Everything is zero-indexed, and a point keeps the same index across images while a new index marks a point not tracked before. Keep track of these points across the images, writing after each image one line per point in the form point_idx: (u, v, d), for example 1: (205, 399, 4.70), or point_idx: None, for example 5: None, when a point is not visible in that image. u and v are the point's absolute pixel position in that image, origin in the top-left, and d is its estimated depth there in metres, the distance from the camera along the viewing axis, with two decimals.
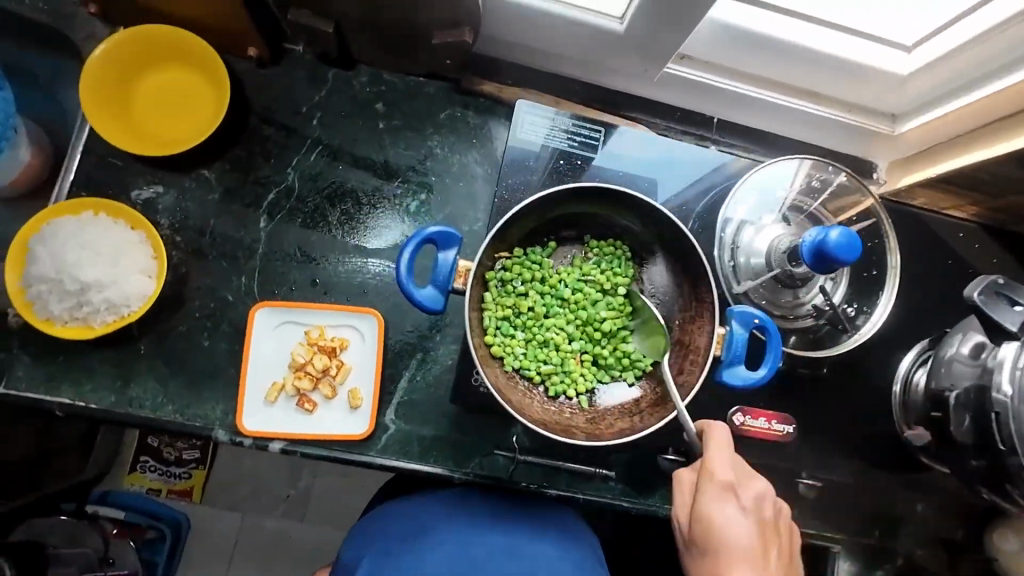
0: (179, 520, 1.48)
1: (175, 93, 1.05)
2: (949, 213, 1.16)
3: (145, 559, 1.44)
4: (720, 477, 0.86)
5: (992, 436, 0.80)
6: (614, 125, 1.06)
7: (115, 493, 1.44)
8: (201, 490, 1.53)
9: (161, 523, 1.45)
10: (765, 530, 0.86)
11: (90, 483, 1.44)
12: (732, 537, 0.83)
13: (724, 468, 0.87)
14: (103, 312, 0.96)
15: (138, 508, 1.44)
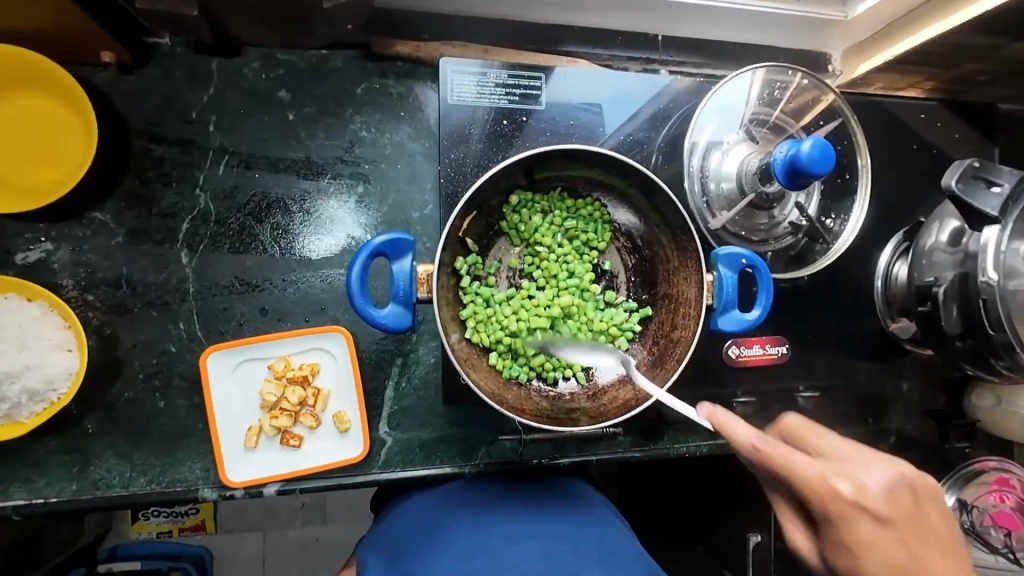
0: (202, 555, 1.42)
1: (30, 127, 0.86)
2: (908, 93, 1.12)
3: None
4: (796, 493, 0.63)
5: (980, 321, 0.81)
6: (554, 67, 0.94)
7: (124, 547, 1.38)
8: (213, 521, 1.45)
9: (183, 560, 1.38)
10: (881, 501, 0.62)
11: (93, 545, 1.37)
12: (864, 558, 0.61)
13: (749, 444, 0.66)
14: (27, 403, 0.83)
15: (154, 554, 1.38)
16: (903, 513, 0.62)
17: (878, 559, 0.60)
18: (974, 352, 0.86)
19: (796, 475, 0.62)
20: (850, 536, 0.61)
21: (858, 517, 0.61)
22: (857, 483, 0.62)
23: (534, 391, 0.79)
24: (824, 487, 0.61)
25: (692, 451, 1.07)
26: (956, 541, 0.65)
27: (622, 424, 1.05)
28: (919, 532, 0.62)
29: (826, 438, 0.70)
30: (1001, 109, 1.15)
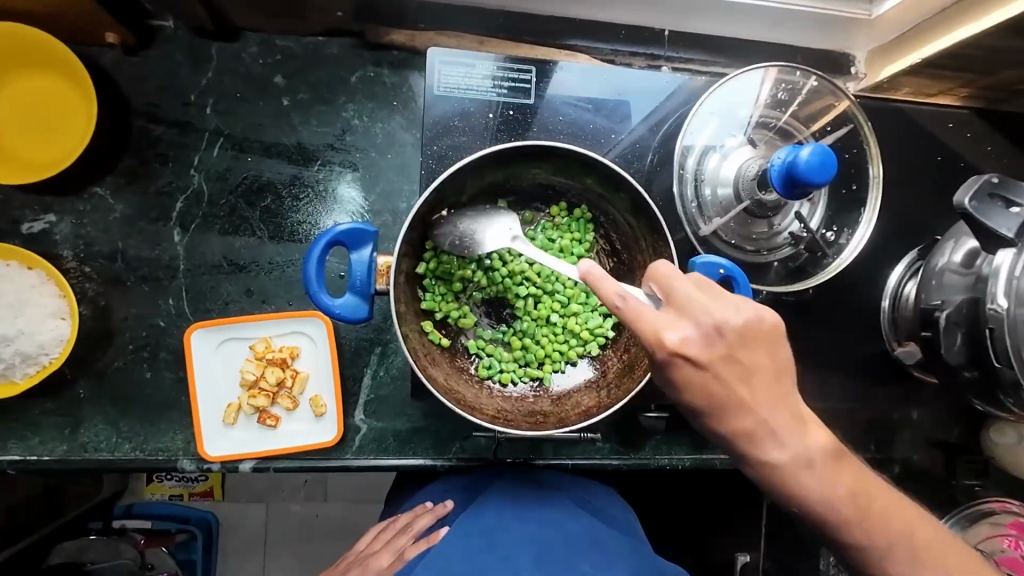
0: (209, 520, 1.46)
1: (38, 103, 0.91)
2: (938, 101, 1.03)
3: (180, 561, 1.43)
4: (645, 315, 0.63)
5: (986, 353, 0.74)
6: (547, 60, 0.92)
7: (139, 505, 1.43)
8: (220, 489, 1.48)
9: (190, 525, 1.43)
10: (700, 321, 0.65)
11: (111, 500, 1.43)
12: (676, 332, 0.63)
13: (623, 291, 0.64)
14: (20, 365, 0.87)
15: (164, 516, 1.43)
16: (726, 348, 0.63)
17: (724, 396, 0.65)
18: (983, 385, 0.79)
19: (638, 324, 0.62)
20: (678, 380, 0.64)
21: (679, 363, 0.63)
22: (684, 335, 0.63)
23: (496, 392, 0.78)
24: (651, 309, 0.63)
25: (674, 464, 1.01)
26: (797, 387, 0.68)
27: (601, 430, 1.01)
28: (738, 360, 0.64)
29: (675, 276, 0.64)
30: None
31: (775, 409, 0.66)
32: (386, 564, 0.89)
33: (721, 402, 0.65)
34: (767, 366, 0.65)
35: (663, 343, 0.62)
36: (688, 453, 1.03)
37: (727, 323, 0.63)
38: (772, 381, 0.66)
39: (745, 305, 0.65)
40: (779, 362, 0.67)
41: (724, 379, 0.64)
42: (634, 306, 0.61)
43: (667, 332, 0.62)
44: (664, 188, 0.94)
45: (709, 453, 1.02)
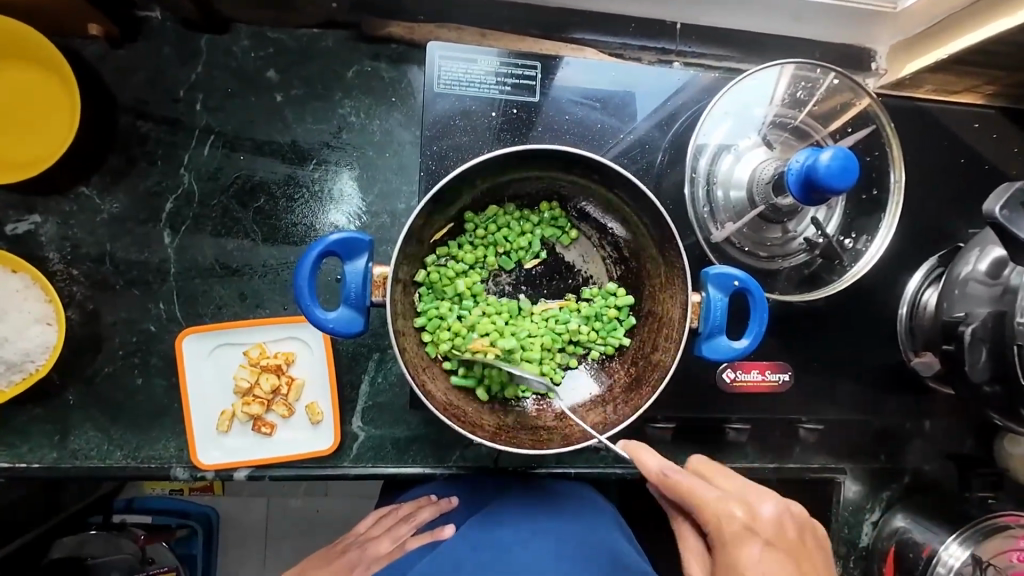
0: (209, 514, 1.45)
1: (19, 98, 0.87)
2: (961, 99, 0.98)
3: (180, 555, 1.42)
4: (676, 480, 0.71)
5: (1014, 370, 0.71)
6: (553, 55, 0.87)
7: (141, 500, 1.41)
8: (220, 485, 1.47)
9: (190, 520, 1.42)
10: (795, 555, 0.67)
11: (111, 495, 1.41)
12: (697, 488, 0.70)
13: (655, 458, 0.73)
14: (6, 372, 0.84)
15: (164, 510, 1.42)
16: (790, 544, 0.69)
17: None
18: (1005, 400, 0.76)
19: (695, 498, 0.69)
20: (738, 561, 0.66)
21: (747, 539, 0.67)
22: (749, 509, 0.69)
23: (500, 408, 0.75)
24: (671, 474, 0.71)
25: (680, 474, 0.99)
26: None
27: (604, 438, 0.99)
28: (799, 563, 0.68)
29: (723, 473, 0.74)
30: None
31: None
32: (386, 551, 0.94)
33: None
34: (818, 569, 0.68)
35: (727, 518, 0.68)
36: None
37: (791, 507, 0.71)
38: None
39: (794, 508, 0.72)
40: (825, 566, 0.70)
41: (781, 565, 0.65)
42: (687, 483, 0.71)
43: (731, 507, 0.69)
44: (675, 190, 0.90)
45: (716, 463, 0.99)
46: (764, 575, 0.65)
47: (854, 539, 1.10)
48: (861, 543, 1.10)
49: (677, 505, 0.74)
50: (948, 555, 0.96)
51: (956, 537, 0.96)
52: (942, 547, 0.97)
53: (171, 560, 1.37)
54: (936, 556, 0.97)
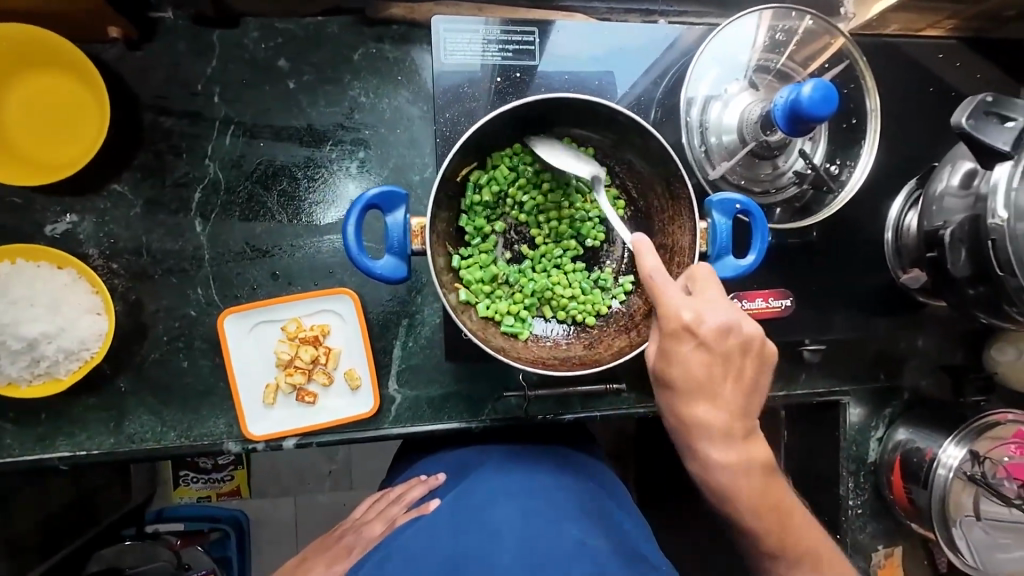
0: (238, 517, 1.54)
1: (49, 104, 0.92)
2: (925, 34, 1.06)
3: (217, 557, 1.49)
4: (665, 307, 0.71)
5: (990, 265, 0.79)
6: (547, 20, 0.93)
7: (170, 509, 1.50)
8: (247, 487, 1.57)
9: (221, 522, 1.50)
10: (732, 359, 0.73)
11: (142, 507, 1.49)
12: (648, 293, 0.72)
13: (650, 258, 0.71)
14: (64, 361, 0.90)
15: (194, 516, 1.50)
16: (729, 350, 0.72)
17: (685, 332, 0.71)
18: (987, 299, 0.84)
19: (655, 294, 0.71)
20: (673, 352, 0.72)
21: (684, 339, 0.71)
22: (699, 316, 0.71)
23: (533, 343, 0.82)
24: (659, 276, 0.71)
25: None
26: (751, 377, 0.75)
27: (625, 380, 1.07)
28: (732, 363, 0.73)
29: (715, 287, 0.73)
30: None
31: (731, 397, 0.73)
32: (379, 531, 0.93)
33: (696, 384, 0.72)
34: (748, 377, 0.75)
35: (680, 320, 0.70)
36: None
37: (735, 331, 0.72)
38: (744, 393, 0.74)
39: (754, 327, 0.74)
40: (755, 384, 0.75)
41: (709, 361, 0.72)
42: (665, 295, 0.71)
43: (683, 310, 0.70)
44: (671, 138, 0.97)
45: None
46: (680, 332, 0.71)
47: (863, 455, 1.18)
48: (869, 459, 1.19)
49: (652, 313, 0.76)
50: (948, 457, 1.04)
51: (954, 439, 1.05)
52: (941, 450, 1.05)
53: (209, 563, 1.42)
54: (937, 458, 1.05)
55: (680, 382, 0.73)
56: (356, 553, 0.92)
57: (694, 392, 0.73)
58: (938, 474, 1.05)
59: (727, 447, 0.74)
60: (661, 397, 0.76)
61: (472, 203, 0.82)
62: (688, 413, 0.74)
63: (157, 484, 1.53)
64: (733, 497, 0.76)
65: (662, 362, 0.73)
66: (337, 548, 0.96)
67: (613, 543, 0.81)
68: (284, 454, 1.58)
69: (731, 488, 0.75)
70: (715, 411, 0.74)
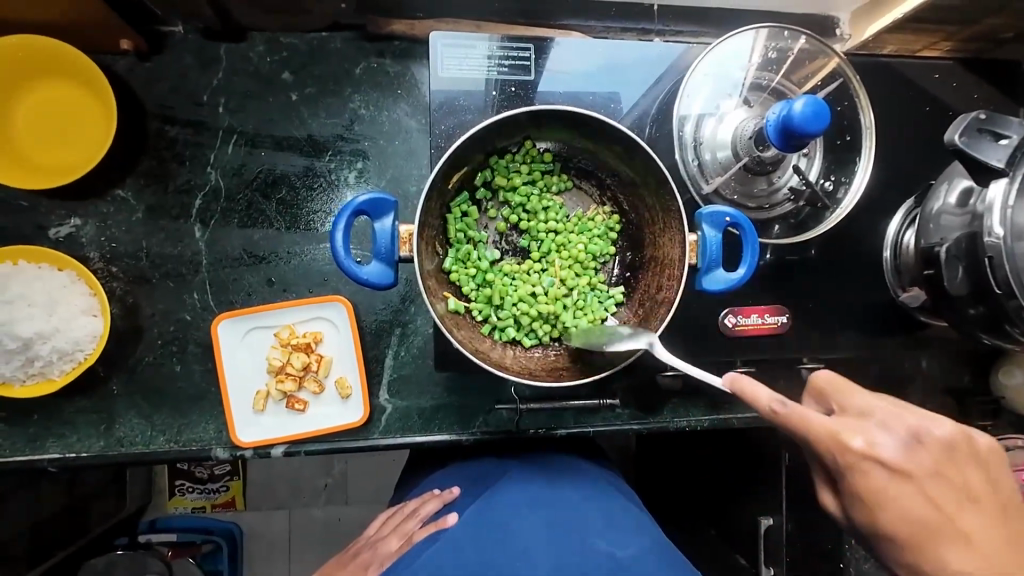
0: (233, 530, 1.52)
1: (59, 112, 0.95)
2: (921, 55, 1.07)
3: (208, 571, 1.47)
4: (850, 456, 0.61)
5: (987, 282, 0.77)
6: (545, 37, 0.95)
7: (163, 520, 1.48)
8: (243, 498, 1.55)
9: (215, 535, 1.49)
10: (953, 471, 0.63)
11: (136, 517, 1.47)
12: (832, 445, 0.61)
13: (771, 397, 0.60)
14: (57, 361, 0.91)
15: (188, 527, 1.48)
16: (931, 465, 0.63)
17: (909, 510, 0.62)
18: (989, 319, 0.82)
19: (830, 437, 0.61)
20: (888, 496, 0.62)
21: (872, 469, 0.62)
22: (872, 439, 0.62)
23: (519, 353, 0.82)
24: (842, 445, 0.61)
25: (693, 425, 1.05)
26: (992, 471, 0.66)
27: (619, 396, 1.05)
28: (949, 481, 0.63)
29: (853, 391, 0.65)
30: None
31: (977, 529, 0.63)
32: (398, 546, 0.90)
33: (927, 527, 0.63)
34: (974, 486, 0.65)
35: (879, 455, 0.61)
36: (706, 414, 1.07)
37: (934, 435, 0.63)
38: (986, 507, 0.64)
39: (949, 418, 0.65)
40: (993, 486, 0.66)
41: (933, 495, 0.62)
42: (820, 423, 0.61)
43: (851, 441, 0.61)
44: (665, 153, 0.98)
45: (726, 412, 1.06)
46: (905, 506, 0.62)
47: None
48: None
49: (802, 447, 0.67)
50: None
51: None
52: None
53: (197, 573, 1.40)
54: None
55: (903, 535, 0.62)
56: (375, 567, 0.89)
57: (938, 532, 0.63)
58: None
59: None
60: (891, 556, 0.65)
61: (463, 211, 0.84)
62: (942, 562, 0.62)
63: (153, 494, 1.53)
64: None
65: (867, 511, 0.63)
66: (352, 567, 0.93)
67: (640, 552, 0.81)
68: (280, 465, 1.57)
69: None
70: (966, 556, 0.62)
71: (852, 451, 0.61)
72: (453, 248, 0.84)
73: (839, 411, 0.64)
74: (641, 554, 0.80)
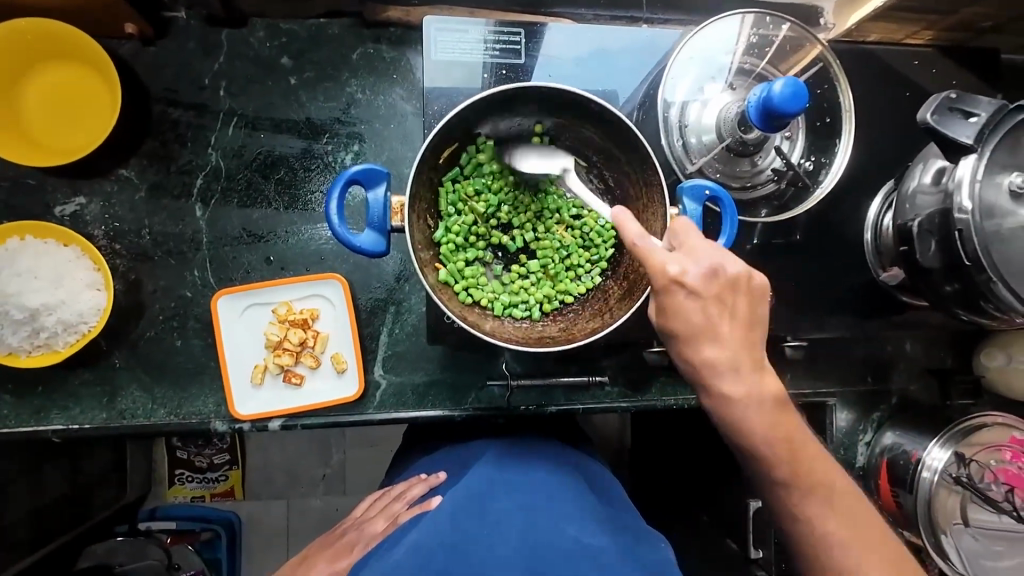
0: (230, 518, 1.55)
1: (66, 94, 0.99)
2: (902, 44, 1.10)
3: (207, 559, 1.50)
4: (659, 275, 0.73)
5: (957, 255, 0.80)
6: (536, 22, 0.99)
7: (164, 508, 1.51)
8: (241, 488, 1.59)
9: (212, 524, 1.52)
10: (727, 301, 0.74)
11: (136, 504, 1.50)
12: (656, 262, 0.73)
13: (632, 226, 0.73)
14: (63, 333, 0.94)
15: (187, 516, 1.51)
16: (720, 291, 0.74)
17: (687, 318, 0.74)
18: (964, 295, 0.85)
19: (649, 261, 0.73)
20: (671, 305, 0.74)
21: (677, 290, 0.73)
22: (686, 265, 0.73)
23: (507, 322, 0.86)
24: (661, 271, 0.73)
25: (680, 403, 1.08)
26: (756, 319, 0.76)
27: (608, 374, 1.08)
28: (730, 314, 0.74)
29: (693, 231, 0.75)
30: (1006, 59, 1.14)
31: (726, 338, 0.74)
32: (381, 527, 0.93)
33: (691, 331, 0.74)
34: (728, 337, 0.75)
35: (668, 274, 0.73)
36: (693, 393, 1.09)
37: (725, 268, 0.73)
38: (740, 342, 0.75)
39: (739, 261, 0.75)
40: (756, 350, 0.76)
41: (704, 308, 0.73)
42: (653, 254, 0.73)
43: (673, 264, 0.73)
44: (652, 135, 1.00)
45: None
46: (687, 312, 0.73)
47: (851, 460, 1.17)
48: (858, 464, 1.17)
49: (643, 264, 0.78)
50: (932, 459, 1.03)
51: (938, 440, 1.04)
52: (925, 452, 1.04)
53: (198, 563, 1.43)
54: (922, 461, 1.04)
55: (701, 350, 0.74)
56: (359, 547, 0.92)
57: (693, 336, 0.74)
58: (922, 478, 1.03)
59: (736, 380, 0.75)
60: (665, 344, 0.78)
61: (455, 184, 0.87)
62: (694, 356, 0.75)
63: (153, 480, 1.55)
64: (744, 431, 0.76)
65: (663, 316, 0.75)
66: (339, 546, 0.95)
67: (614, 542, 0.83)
68: (279, 452, 1.60)
69: (740, 423, 0.76)
70: (719, 350, 0.75)
71: (656, 260, 0.72)
72: (444, 220, 0.87)
73: (669, 246, 0.75)
74: (609, 544, 0.82)
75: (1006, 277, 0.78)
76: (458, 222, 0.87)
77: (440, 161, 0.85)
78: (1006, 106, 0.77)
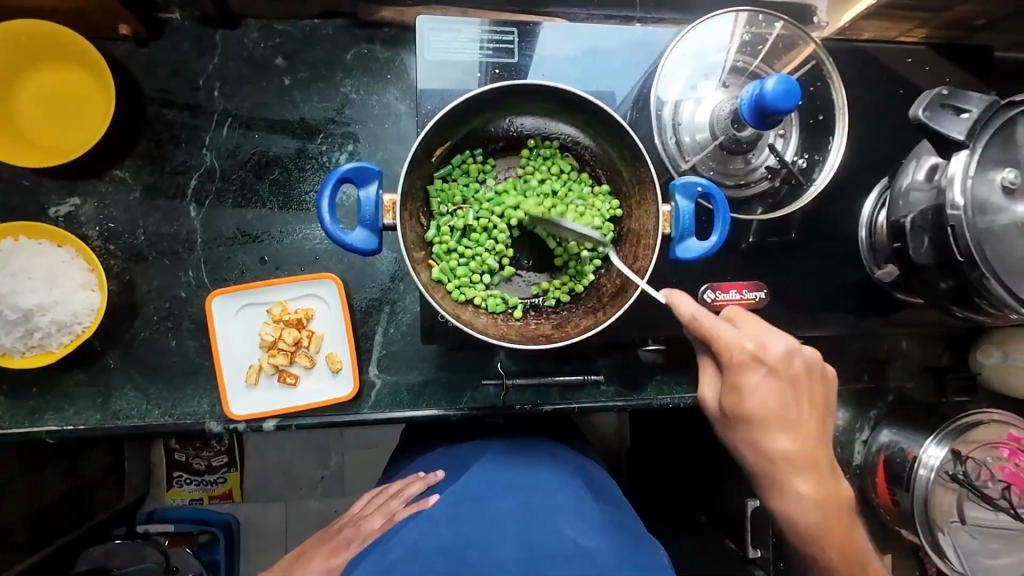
0: (230, 521, 1.54)
1: (60, 94, 0.99)
2: (895, 42, 1.10)
3: (206, 561, 1.49)
4: (734, 353, 0.83)
5: (950, 251, 0.80)
6: (529, 22, 0.99)
7: (162, 510, 1.49)
8: (239, 490, 1.59)
9: (212, 526, 1.50)
10: (794, 384, 0.85)
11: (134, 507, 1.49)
12: (722, 333, 0.84)
13: (687, 303, 0.86)
14: (56, 334, 0.94)
15: (185, 518, 1.49)
16: (794, 373, 0.85)
17: (757, 399, 0.83)
18: (959, 292, 0.85)
19: (717, 335, 0.84)
20: (742, 380, 0.83)
21: (749, 366, 0.83)
22: (760, 345, 0.84)
23: (500, 320, 0.86)
24: (732, 342, 0.83)
25: (676, 402, 1.08)
26: (825, 409, 0.88)
27: (604, 372, 1.08)
28: (797, 386, 0.85)
29: (756, 322, 0.87)
30: (999, 56, 1.14)
31: (801, 423, 0.85)
32: (378, 525, 0.92)
33: (759, 421, 0.84)
34: (811, 403, 0.86)
35: (740, 346, 0.83)
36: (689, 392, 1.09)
37: (796, 352, 0.85)
38: (816, 422, 0.86)
39: (806, 348, 0.87)
40: (818, 396, 0.88)
41: (775, 407, 0.84)
42: (719, 330, 0.84)
43: (743, 343, 0.84)
44: (646, 134, 1.00)
45: None
46: (762, 398, 0.83)
47: (848, 458, 1.17)
48: (854, 462, 1.17)
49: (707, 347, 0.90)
50: (928, 457, 1.02)
51: (934, 438, 1.03)
52: (923, 450, 1.03)
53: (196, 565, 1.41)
54: (918, 459, 1.03)
55: (759, 415, 0.83)
56: (355, 544, 0.91)
57: (769, 421, 0.83)
58: (919, 475, 1.03)
59: (815, 482, 0.84)
60: (731, 433, 0.87)
61: (446, 183, 0.88)
62: (768, 443, 0.84)
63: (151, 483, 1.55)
64: (809, 523, 0.85)
65: (735, 396, 0.84)
66: (334, 543, 0.95)
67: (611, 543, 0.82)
68: (277, 453, 1.60)
69: (804, 515, 0.84)
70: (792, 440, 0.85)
71: (736, 353, 0.83)
72: (436, 219, 0.88)
73: (738, 327, 0.86)
74: (606, 546, 0.81)
75: (999, 273, 0.78)
76: (450, 221, 0.87)
77: (432, 159, 0.85)
78: (996, 102, 0.77)
